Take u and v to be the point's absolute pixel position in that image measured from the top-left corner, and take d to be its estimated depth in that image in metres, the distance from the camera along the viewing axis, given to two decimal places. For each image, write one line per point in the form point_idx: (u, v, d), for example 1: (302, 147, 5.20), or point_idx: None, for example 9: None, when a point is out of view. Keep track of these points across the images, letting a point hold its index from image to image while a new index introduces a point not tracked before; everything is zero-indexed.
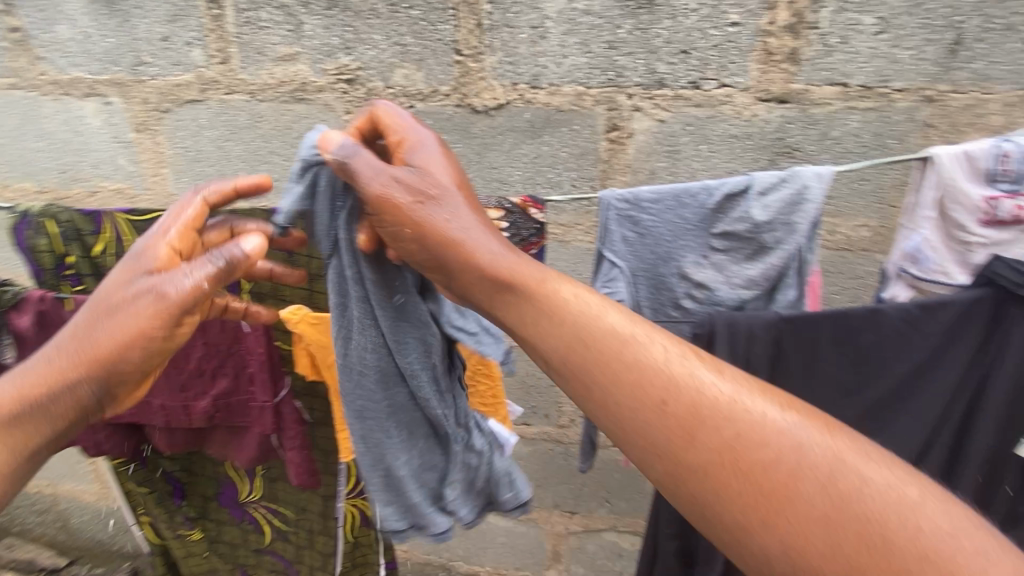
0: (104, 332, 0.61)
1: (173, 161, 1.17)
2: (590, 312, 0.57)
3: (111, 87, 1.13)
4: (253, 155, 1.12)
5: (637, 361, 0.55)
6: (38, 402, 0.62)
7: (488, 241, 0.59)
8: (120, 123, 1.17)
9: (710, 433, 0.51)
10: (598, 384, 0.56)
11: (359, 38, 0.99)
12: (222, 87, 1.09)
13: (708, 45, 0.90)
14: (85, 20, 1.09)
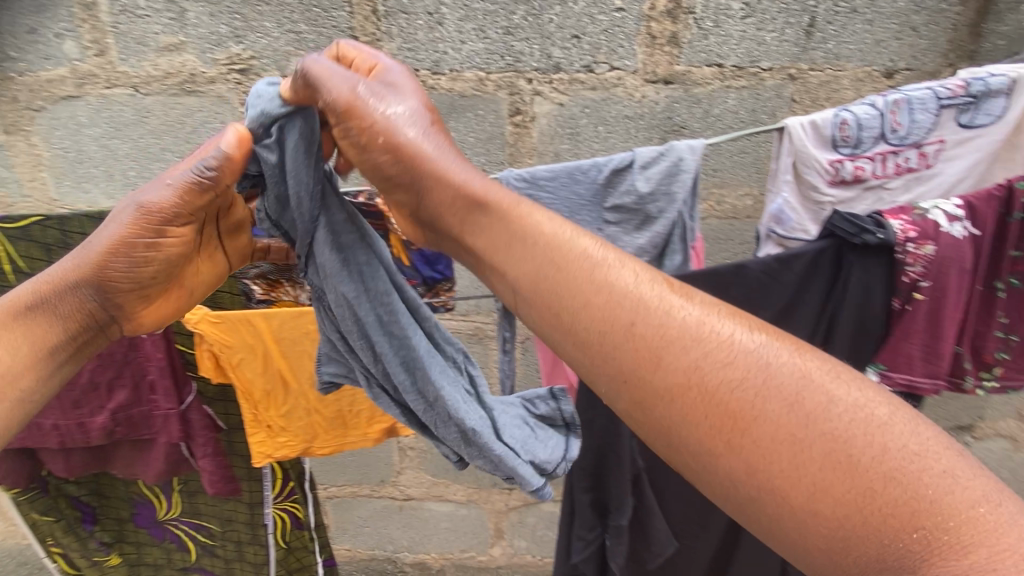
0: (101, 236, 0.60)
1: (50, 163, 1.08)
2: (559, 234, 0.54)
3: None
4: (143, 153, 1.06)
5: (606, 283, 0.52)
6: (42, 302, 0.61)
7: (459, 166, 0.57)
8: None
9: (677, 355, 0.48)
10: (566, 311, 0.52)
11: (249, 26, 0.96)
12: (101, 81, 1.01)
13: (598, 30, 0.95)
14: None
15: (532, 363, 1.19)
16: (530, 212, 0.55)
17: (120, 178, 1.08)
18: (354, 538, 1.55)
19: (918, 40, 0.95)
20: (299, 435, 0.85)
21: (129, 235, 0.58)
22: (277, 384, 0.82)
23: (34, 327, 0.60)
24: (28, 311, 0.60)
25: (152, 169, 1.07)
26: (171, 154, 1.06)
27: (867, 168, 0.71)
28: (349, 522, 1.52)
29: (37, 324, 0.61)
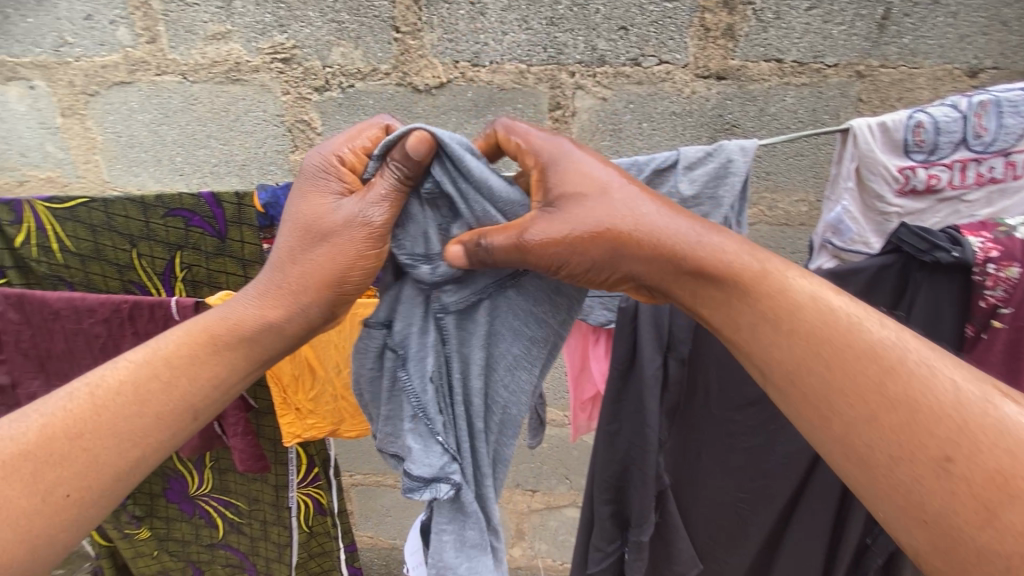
0: (318, 254, 0.62)
1: (104, 147, 1.12)
2: (805, 306, 0.56)
3: (33, 70, 1.08)
4: (190, 140, 1.08)
5: (857, 355, 0.53)
6: (271, 325, 0.63)
7: (688, 233, 0.58)
8: (46, 108, 1.11)
9: (925, 431, 0.48)
10: (848, 414, 0.52)
11: (293, 15, 0.96)
12: (152, 68, 1.03)
13: (647, 21, 0.90)
14: None
15: (562, 366, 1.16)
16: (789, 282, 0.56)
17: (168, 163, 1.11)
18: (376, 526, 1.57)
19: (1011, 35, 0.86)
20: (325, 422, 0.85)
21: (356, 253, 0.61)
22: (305, 370, 0.82)
23: (256, 343, 0.63)
24: (242, 332, 0.63)
25: (197, 155, 1.09)
26: (215, 141, 1.08)
27: (941, 176, 0.64)
28: (372, 510, 1.53)
29: (254, 341, 0.64)
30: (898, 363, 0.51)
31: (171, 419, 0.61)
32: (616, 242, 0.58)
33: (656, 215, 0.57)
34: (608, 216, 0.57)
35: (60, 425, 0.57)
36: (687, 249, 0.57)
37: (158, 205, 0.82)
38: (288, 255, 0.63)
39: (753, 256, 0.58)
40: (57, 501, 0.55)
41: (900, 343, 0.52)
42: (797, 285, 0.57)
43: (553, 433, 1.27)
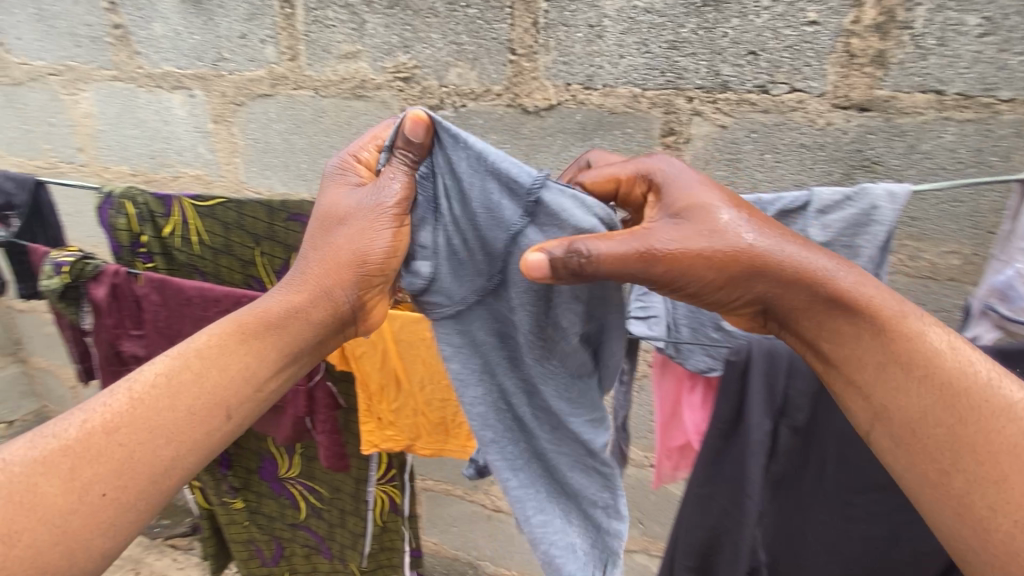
0: (342, 238, 0.67)
1: (244, 151, 1.25)
2: (934, 356, 0.54)
3: (195, 81, 1.23)
4: (315, 149, 1.18)
5: (984, 414, 0.51)
6: (303, 308, 0.67)
7: (813, 267, 0.56)
8: (201, 114, 1.26)
9: None
10: (964, 464, 0.51)
11: (417, 36, 1.00)
12: (291, 83, 1.14)
13: (781, 46, 0.82)
14: (176, 19, 1.19)
15: (648, 404, 1.10)
16: (923, 328, 0.55)
17: (295, 169, 1.22)
18: (441, 534, 1.58)
19: None
20: (404, 434, 0.87)
21: (377, 233, 0.64)
22: (391, 380, 0.84)
23: (282, 332, 0.67)
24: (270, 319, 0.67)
25: (320, 163, 1.19)
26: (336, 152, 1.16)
27: None
28: (439, 517, 1.55)
29: (281, 327, 0.68)
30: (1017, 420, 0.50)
31: (203, 415, 0.63)
32: (746, 276, 0.56)
33: (786, 251, 0.56)
34: (737, 247, 0.56)
35: (98, 421, 0.60)
36: (818, 282, 0.56)
37: (282, 210, 0.90)
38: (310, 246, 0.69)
39: (889, 297, 0.56)
40: (94, 500, 0.57)
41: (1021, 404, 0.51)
42: (931, 333, 0.54)
43: (631, 471, 1.20)
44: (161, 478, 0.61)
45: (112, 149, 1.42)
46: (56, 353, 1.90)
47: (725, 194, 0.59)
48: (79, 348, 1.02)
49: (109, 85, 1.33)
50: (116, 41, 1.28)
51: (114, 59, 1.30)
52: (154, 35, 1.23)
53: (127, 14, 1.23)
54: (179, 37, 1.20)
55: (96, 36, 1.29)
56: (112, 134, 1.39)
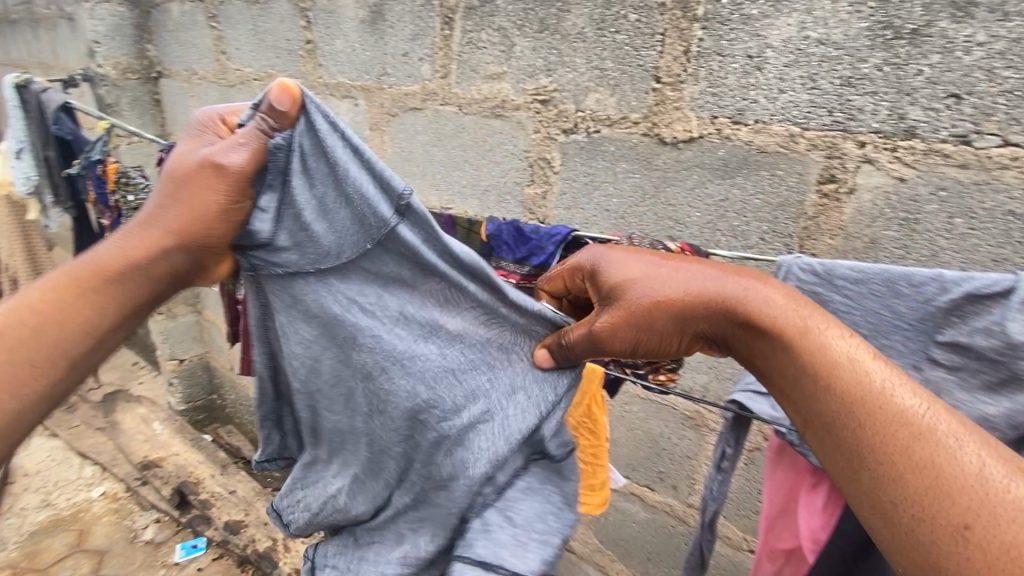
0: (184, 192, 0.59)
1: (391, 158, 1.37)
2: (842, 362, 0.52)
3: (361, 92, 1.37)
4: (452, 162, 1.25)
5: (893, 416, 0.49)
6: (136, 265, 0.58)
7: (719, 288, 0.59)
8: (361, 122, 1.41)
9: (946, 498, 0.45)
10: (876, 477, 0.49)
11: (561, 60, 1.00)
12: (439, 99, 1.21)
13: (995, 90, 0.67)
14: (354, 37, 1.33)
15: (755, 481, 0.96)
16: (827, 339, 0.53)
17: (430, 178, 1.31)
18: None
19: None
20: None
21: (217, 195, 0.59)
22: None
23: (117, 289, 0.58)
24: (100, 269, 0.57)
25: (454, 175, 1.25)
26: (470, 166, 1.21)
27: None
28: None
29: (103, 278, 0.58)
30: (927, 429, 0.48)
31: (40, 373, 0.55)
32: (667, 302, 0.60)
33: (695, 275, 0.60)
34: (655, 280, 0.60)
35: None
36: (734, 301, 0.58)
37: None
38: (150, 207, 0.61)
39: (793, 312, 0.55)
40: None
41: (932, 412, 0.49)
42: (833, 343, 0.53)
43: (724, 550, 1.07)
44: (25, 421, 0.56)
45: None
46: None
47: (634, 249, 0.65)
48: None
49: None
50: (306, 55, 1.47)
51: (302, 70, 1.50)
52: (335, 50, 1.39)
53: (317, 31, 1.41)
54: (354, 53, 1.35)
55: (292, 49, 1.51)
56: None
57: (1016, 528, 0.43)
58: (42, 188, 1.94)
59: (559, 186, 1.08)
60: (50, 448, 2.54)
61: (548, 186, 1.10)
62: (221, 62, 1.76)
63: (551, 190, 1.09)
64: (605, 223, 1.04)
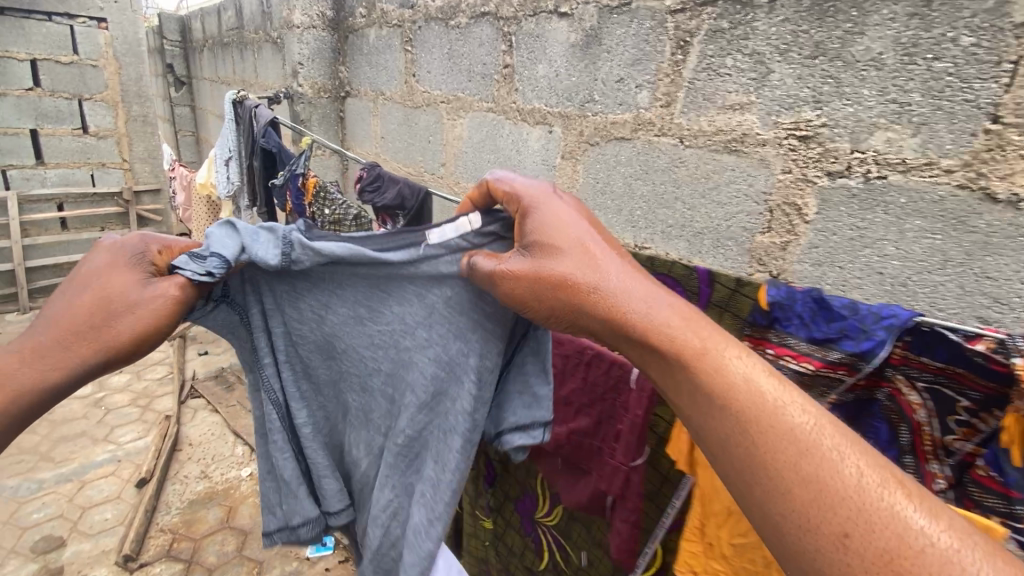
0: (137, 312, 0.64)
1: (582, 188, 1.28)
2: (718, 368, 0.57)
3: (558, 119, 1.30)
4: (657, 197, 1.11)
5: (774, 417, 0.53)
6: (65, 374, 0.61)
7: (608, 285, 0.65)
8: (553, 150, 1.34)
9: (802, 485, 0.49)
10: (756, 475, 0.52)
11: (839, 91, 0.83)
12: (655, 129, 1.09)
13: None
14: (560, 62, 1.26)
15: None
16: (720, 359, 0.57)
17: (626, 214, 1.17)
18: None
19: None
20: None
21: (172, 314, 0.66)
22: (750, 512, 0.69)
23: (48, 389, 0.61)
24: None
25: (658, 213, 1.11)
26: (682, 205, 1.07)
27: None
28: None
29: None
30: (812, 443, 0.50)
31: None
32: (579, 301, 0.66)
33: (609, 271, 0.66)
34: (569, 275, 0.67)
35: None
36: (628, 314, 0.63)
37: None
38: (101, 326, 0.62)
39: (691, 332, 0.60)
40: None
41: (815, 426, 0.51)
42: (730, 363, 0.57)
43: None
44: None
45: (467, 170, 1.65)
46: None
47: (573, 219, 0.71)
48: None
49: (483, 115, 1.53)
50: (502, 80, 1.45)
51: (495, 94, 1.48)
52: (535, 74, 1.34)
53: (518, 56, 1.37)
54: (555, 78, 1.29)
55: (486, 74, 1.50)
56: (472, 156, 1.61)
57: (888, 535, 0.45)
58: (242, 193, 2.15)
59: (809, 238, 0.90)
60: (211, 422, 2.80)
61: (792, 237, 0.93)
62: (410, 84, 1.82)
63: (795, 242, 0.92)
64: (873, 289, 0.84)
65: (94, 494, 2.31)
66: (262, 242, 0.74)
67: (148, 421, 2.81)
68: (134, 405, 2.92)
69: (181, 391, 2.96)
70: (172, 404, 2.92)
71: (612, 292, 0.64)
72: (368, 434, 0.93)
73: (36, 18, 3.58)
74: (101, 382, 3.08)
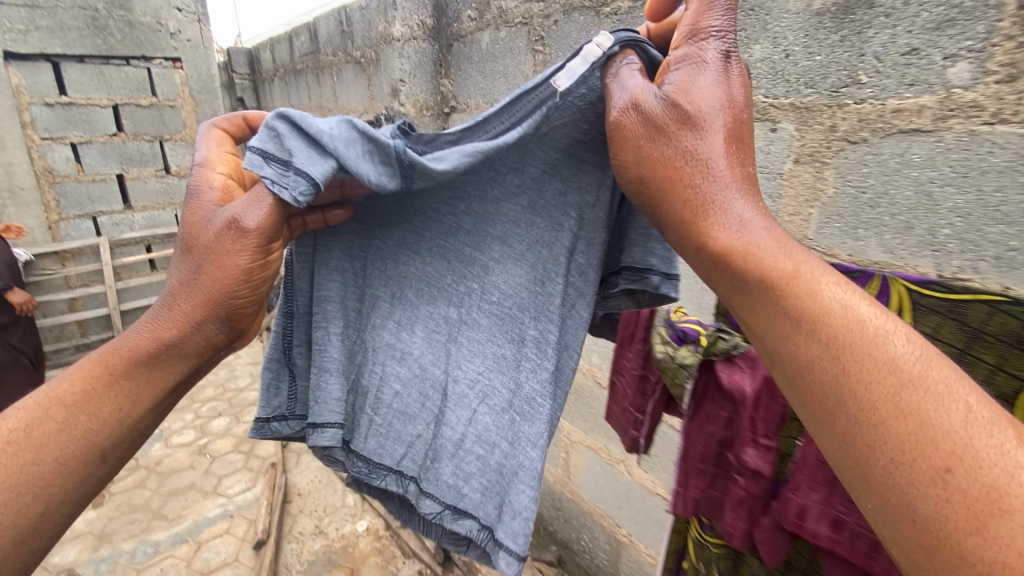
0: (219, 268, 0.71)
1: (830, 201, 0.95)
2: (808, 284, 0.54)
3: (789, 111, 0.96)
4: (987, 211, 0.78)
5: (867, 340, 0.50)
6: (166, 342, 0.72)
7: (697, 169, 0.58)
8: (778, 152, 1.00)
9: (888, 411, 0.47)
10: (843, 399, 0.49)
11: None
12: (986, 115, 0.76)
13: None
14: (791, 37, 0.93)
15: None
16: (816, 287, 0.53)
17: (921, 233, 0.85)
18: None
19: None
20: None
21: (241, 258, 0.71)
22: None
23: (160, 358, 0.72)
24: (125, 358, 0.71)
25: (989, 232, 0.79)
26: None
27: None
28: None
29: (152, 366, 0.72)
30: (917, 377, 0.47)
31: (144, 397, 0.71)
32: (673, 187, 0.59)
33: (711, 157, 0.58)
34: (674, 156, 0.59)
35: (14, 425, 0.64)
36: (711, 228, 0.57)
37: None
38: (204, 293, 0.71)
39: (787, 255, 0.55)
40: (103, 463, 0.68)
41: (919, 361, 0.48)
42: (829, 291, 0.53)
43: None
44: (27, 538, 0.62)
45: None
46: None
47: (699, 81, 0.59)
48: (631, 417, 0.87)
49: None
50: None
51: None
52: (748, 58, 1.01)
53: None
54: (782, 58, 0.95)
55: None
56: None
57: (997, 472, 0.42)
58: None
59: None
60: (316, 468, 2.63)
61: None
62: None
63: None
64: None
65: (211, 557, 2.17)
66: (366, 164, 0.69)
67: (253, 468, 2.67)
68: (237, 452, 2.79)
69: None
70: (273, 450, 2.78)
71: (707, 198, 0.57)
72: (432, 310, 0.84)
73: (115, 64, 3.58)
74: (202, 427, 2.98)
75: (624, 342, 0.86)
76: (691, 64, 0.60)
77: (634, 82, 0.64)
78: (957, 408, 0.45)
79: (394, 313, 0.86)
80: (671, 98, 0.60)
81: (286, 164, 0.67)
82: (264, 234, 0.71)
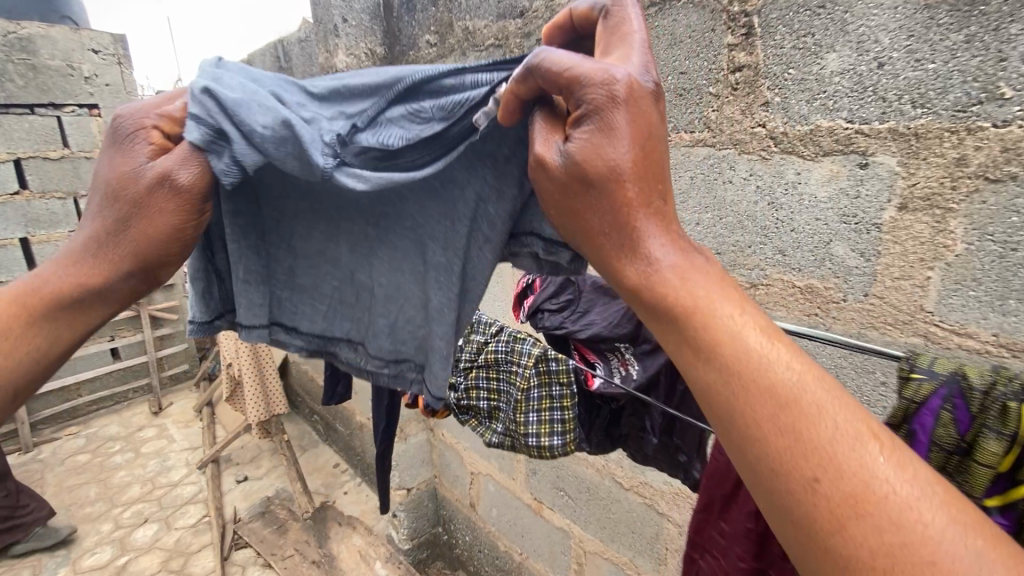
0: (147, 223, 0.54)
1: (956, 261, 0.67)
2: (692, 295, 0.41)
3: (886, 140, 0.69)
4: None
5: (747, 355, 0.39)
6: (76, 296, 0.55)
7: (569, 185, 0.44)
8: (870, 196, 0.72)
9: (776, 437, 0.37)
10: (739, 425, 0.38)
11: None
12: None
13: None
14: (888, 39, 0.67)
15: None
16: (713, 310, 0.40)
17: None
18: None
19: None
20: None
21: (170, 219, 0.55)
22: None
23: (71, 312, 0.55)
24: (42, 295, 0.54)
25: None
26: None
27: None
28: None
29: (62, 317, 0.55)
30: (793, 400, 0.37)
31: (51, 350, 0.55)
32: (572, 203, 0.45)
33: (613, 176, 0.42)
34: (576, 204, 0.45)
35: None
36: (614, 260, 0.44)
37: None
38: (129, 246, 0.55)
39: (680, 277, 0.41)
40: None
41: (802, 381, 0.38)
42: (723, 312, 0.41)
43: None
44: None
45: None
46: (478, 444, 1.69)
47: (599, 138, 0.42)
48: None
49: (686, 153, 0.91)
50: (723, 94, 0.84)
51: (707, 117, 0.87)
52: (819, 71, 0.73)
53: (769, 47, 0.77)
54: (874, 69, 0.69)
55: (683, 89, 0.89)
56: None
57: (856, 483, 0.34)
58: None
59: None
60: None
61: None
62: None
63: None
64: None
65: None
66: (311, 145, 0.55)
67: None
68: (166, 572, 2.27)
69: (223, 544, 2.32)
70: (211, 566, 2.27)
71: (618, 242, 0.43)
72: (350, 226, 0.71)
73: (16, 113, 3.11)
74: (123, 541, 2.44)
75: (708, 508, 0.56)
76: (598, 123, 0.42)
77: (541, 134, 0.47)
78: (846, 436, 0.35)
79: (313, 231, 0.73)
80: (571, 156, 0.43)
81: (223, 137, 0.54)
82: (199, 198, 0.55)
